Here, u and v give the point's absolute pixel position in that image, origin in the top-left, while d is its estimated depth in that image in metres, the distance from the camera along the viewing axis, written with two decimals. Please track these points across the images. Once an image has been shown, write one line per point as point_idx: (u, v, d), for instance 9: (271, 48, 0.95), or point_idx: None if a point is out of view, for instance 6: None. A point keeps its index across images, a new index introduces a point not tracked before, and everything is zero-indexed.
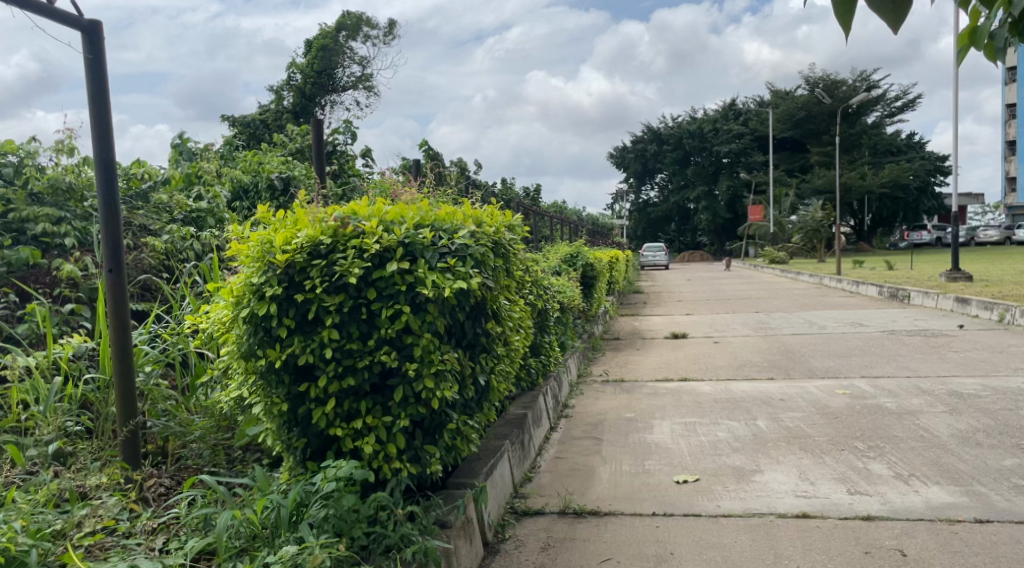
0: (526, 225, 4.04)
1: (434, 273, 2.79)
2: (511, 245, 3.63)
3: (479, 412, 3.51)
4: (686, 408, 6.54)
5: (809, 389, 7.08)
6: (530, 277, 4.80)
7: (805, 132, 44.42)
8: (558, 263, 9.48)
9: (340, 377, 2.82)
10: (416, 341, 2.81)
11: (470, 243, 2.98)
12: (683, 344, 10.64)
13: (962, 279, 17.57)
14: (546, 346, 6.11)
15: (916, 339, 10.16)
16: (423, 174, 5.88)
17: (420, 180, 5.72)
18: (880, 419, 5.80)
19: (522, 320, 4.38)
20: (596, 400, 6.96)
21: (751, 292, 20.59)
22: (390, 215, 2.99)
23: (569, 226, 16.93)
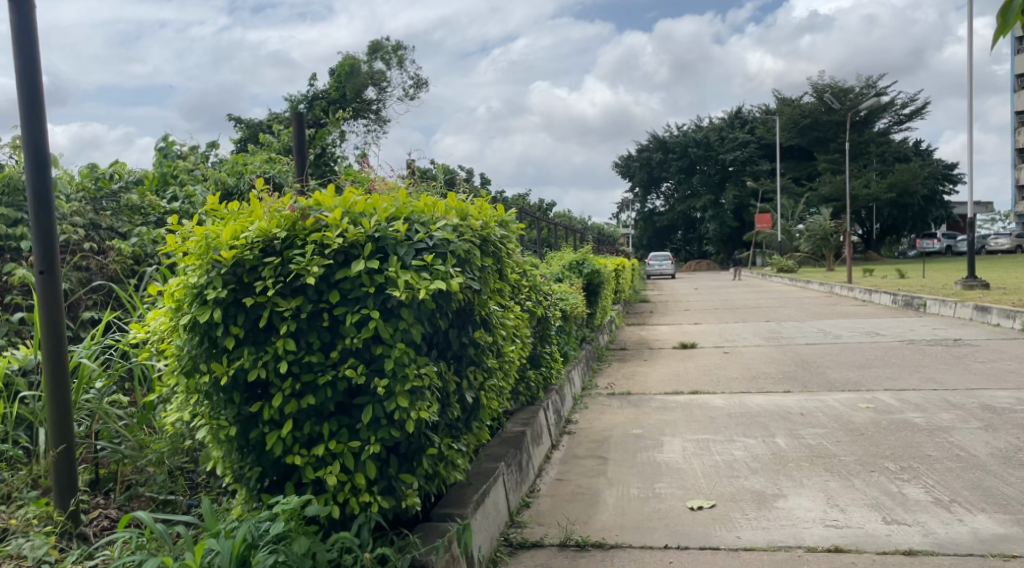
0: (521, 223, 3.63)
1: (407, 272, 2.37)
2: (504, 243, 3.22)
3: (468, 433, 3.09)
4: (697, 423, 6.10)
5: (829, 402, 6.63)
6: (526, 281, 4.39)
7: (812, 140, 43.88)
8: (560, 269, 9.07)
9: (298, 395, 2.40)
10: (388, 352, 2.39)
11: (451, 238, 2.56)
12: (692, 355, 10.19)
13: (978, 287, 17.10)
14: (547, 357, 5.67)
15: (936, 349, 9.68)
16: (413, 173, 5.47)
17: (411, 178, 5.31)
18: (910, 436, 5.34)
19: (518, 328, 3.95)
20: (601, 414, 6.52)
21: (760, 301, 20.11)
22: (358, 206, 2.57)
23: (573, 234, 16.45)
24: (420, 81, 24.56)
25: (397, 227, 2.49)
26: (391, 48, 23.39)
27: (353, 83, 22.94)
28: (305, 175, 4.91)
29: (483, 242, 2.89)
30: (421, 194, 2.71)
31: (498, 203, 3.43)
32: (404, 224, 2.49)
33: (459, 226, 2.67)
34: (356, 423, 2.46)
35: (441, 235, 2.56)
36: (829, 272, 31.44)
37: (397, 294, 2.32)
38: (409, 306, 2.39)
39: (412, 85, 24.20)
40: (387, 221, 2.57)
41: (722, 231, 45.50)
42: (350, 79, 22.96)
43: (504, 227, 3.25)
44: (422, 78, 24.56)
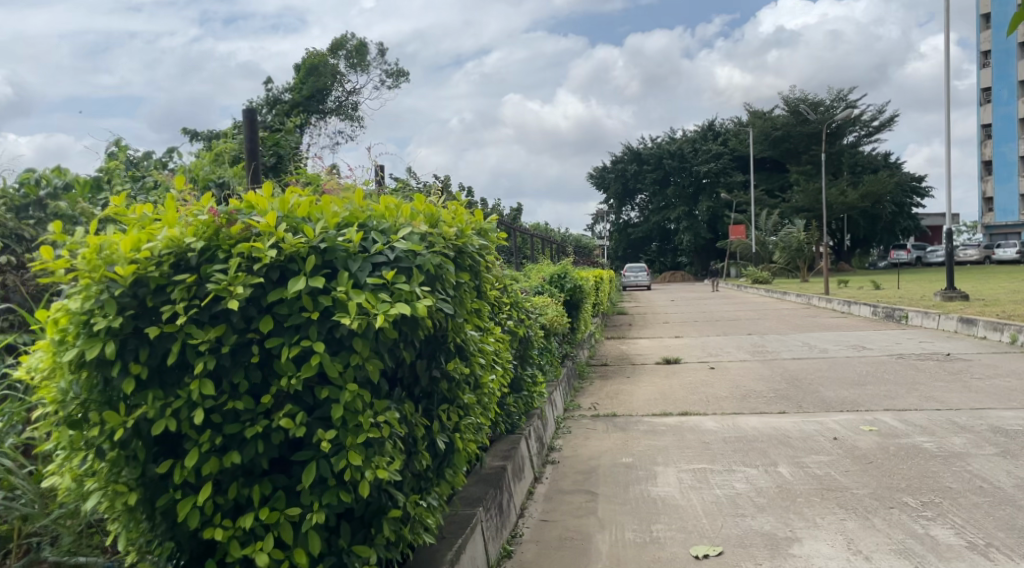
0: (502, 234, 3.12)
1: (361, 294, 1.85)
2: (482, 255, 2.71)
3: (440, 483, 2.57)
4: (691, 449, 5.60)
5: (829, 425, 6.18)
6: (507, 298, 3.89)
7: (784, 152, 43.91)
8: (539, 282, 8.57)
9: (224, 449, 1.88)
10: (338, 395, 1.86)
11: (416, 249, 2.04)
12: (677, 371, 9.73)
13: (958, 298, 16.92)
14: (529, 379, 5.14)
15: (928, 364, 9.31)
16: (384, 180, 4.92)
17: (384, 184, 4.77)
18: (925, 465, 4.90)
19: (497, 351, 3.43)
20: (587, 440, 6.00)
21: (739, 312, 19.77)
22: (300, 209, 2.04)
23: (550, 245, 15.95)
24: (395, 73, 23.48)
25: (349, 233, 1.97)
26: (352, 39, 22.25)
27: (315, 82, 22.08)
28: (258, 175, 4.34)
29: (457, 254, 2.38)
30: (382, 195, 2.19)
31: (476, 209, 2.92)
32: (358, 232, 1.97)
33: (428, 235, 2.15)
34: (297, 485, 1.94)
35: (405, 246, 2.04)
36: (804, 283, 31.32)
37: (348, 321, 1.80)
38: (364, 336, 1.87)
39: (386, 79, 23.09)
40: (338, 228, 2.04)
41: (696, 242, 45.39)
42: (314, 78, 22.07)
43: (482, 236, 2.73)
44: (397, 69, 23.43)
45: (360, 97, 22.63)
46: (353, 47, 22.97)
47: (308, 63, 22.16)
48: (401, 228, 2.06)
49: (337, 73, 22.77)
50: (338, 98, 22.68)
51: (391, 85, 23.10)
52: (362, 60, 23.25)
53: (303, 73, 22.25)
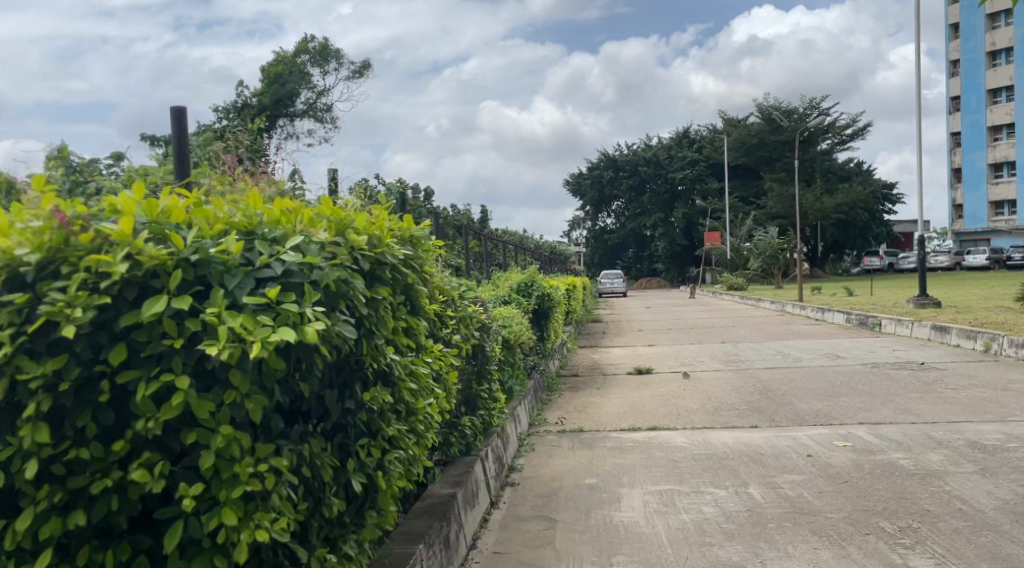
0: (436, 243, 2.87)
1: (238, 317, 1.60)
2: (410, 268, 2.43)
3: (363, 528, 2.25)
4: (658, 468, 5.32)
5: (802, 440, 5.93)
6: (455, 312, 3.60)
7: (758, 159, 44.06)
8: (506, 292, 8.27)
9: (85, 495, 1.70)
10: (208, 440, 1.62)
11: (309, 264, 1.79)
12: (649, 382, 9.45)
13: (931, 304, 16.85)
14: (486, 398, 4.84)
15: (903, 374, 9.12)
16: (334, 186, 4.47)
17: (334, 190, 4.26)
18: (902, 485, 4.66)
19: (439, 373, 3.15)
20: (550, 459, 5.70)
21: (714, 320, 19.57)
22: (173, 215, 1.81)
23: (522, 252, 15.64)
24: (360, 68, 23.07)
25: (227, 245, 1.74)
26: (311, 38, 21.76)
27: (281, 87, 21.75)
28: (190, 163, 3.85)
29: (372, 268, 2.11)
30: (277, 197, 1.96)
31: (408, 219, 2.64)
32: (236, 243, 1.75)
33: (330, 248, 1.89)
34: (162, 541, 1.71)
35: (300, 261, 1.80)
36: (778, 290, 31.34)
37: (215, 350, 1.56)
38: (240, 367, 1.63)
39: (353, 77, 22.72)
40: (216, 239, 1.82)
41: (672, 249, 45.40)
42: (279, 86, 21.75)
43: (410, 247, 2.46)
44: (362, 64, 23.01)
45: (327, 98, 22.28)
46: (316, 47, 22.57)
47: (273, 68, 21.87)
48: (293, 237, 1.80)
49: (303, 73, 22.31)
50: (306, 100, 22.26)
51: (357, 82, 22.69)
52: (327, 59, 22.82)
53: (267, 80, 21.90)
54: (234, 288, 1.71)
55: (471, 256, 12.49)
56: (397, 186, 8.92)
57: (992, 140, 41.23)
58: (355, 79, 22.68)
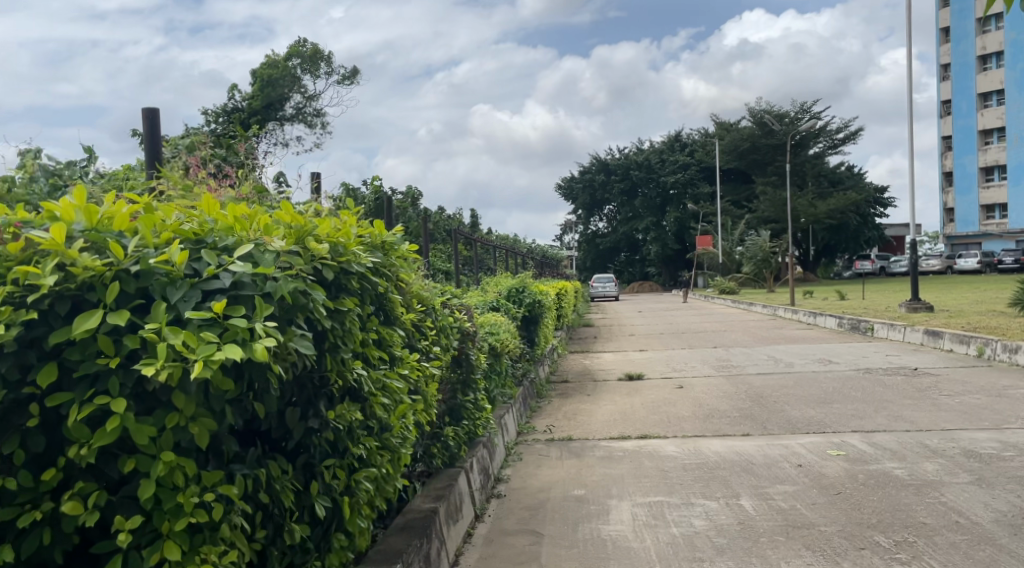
0: (410, 248, 2.78)
1: (179, 333, 1.50)
2: (379, 277, 2.38)
3: (329, 553, 2.13)
4: (648, 479, 5.19)
5: (795, 449, 5.82)
6: (436, 322, 3.47)
7: (750, 163, 44.09)
8: (494, 298, 8.15)
9: (18, 525, 1.65)
10: (149, 467, 1.53)
11: (261, 275, 1.78)
12: (640, 388, 9.33)
13: (922, 309, 16.82)
14: (471, 408, 4.71)
15: (896, 379, 9.03)
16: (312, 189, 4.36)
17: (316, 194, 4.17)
18: (897, 497, 4.54)
19: (417, 386, 3.03)
20: (538, 469, 5.55)
21: (706, 324, 19.46)
22: (116, 221, 1.75)
23: (513, 256, 15.50)
24: (351, 71, 22.90)
25: (169, 253, 1.68)
26: (300, 41, 21.55)
27: (270, 91, 21.57)
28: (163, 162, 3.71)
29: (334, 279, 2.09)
30: (229, 203, 1.95)
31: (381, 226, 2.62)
32: (180, 253, 1.69)
33: (285, 259, 1.89)
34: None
35: (252, 274, 1.78)
36: (770, 294, 31.33)
37: (154, 371, 1.46)
38: (183, 390, 1.53)
39: (343, 81, 22.57)
40: (161, 247, 1.75)
41: (664, 253, 45.39)
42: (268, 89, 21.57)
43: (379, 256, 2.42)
44: (353, 68, 22.83)
45: (317, 102, 22.11)
46: (308, 51, 22.41)
47: (262, 72, 21.68)
48: (242, 246, 1.78)
49: (295, 77, 22.13)
50: (297, 104, 22.08)
51: (347, 86, 22.53)
52: (319, 63, 22.64)
53: (257, 83, 21.71)
54: (178, 301, 1.66)
55: (461, 260, 12.35)
56: (386, 190, 8.79)
57: (982, 145, 41.40)
58: (345, 83, 22.53)
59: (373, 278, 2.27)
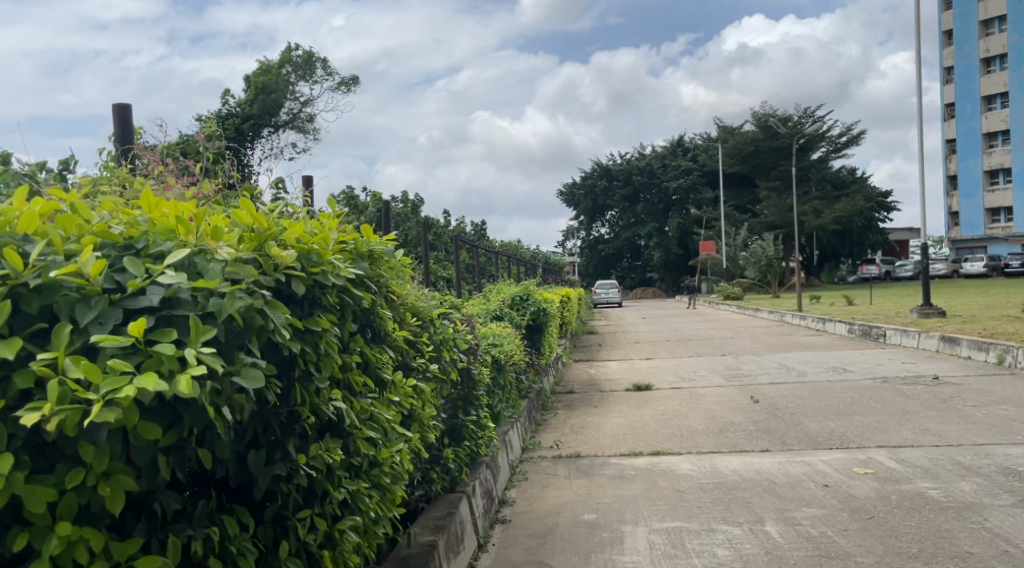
0: (402, 253, 2.44)
1: (74, 375, 1.35)
2: (364, 291, 2.06)
3: None
4: (663, 501, 4.84)
5: (818, 467, 5.46)
6: (435, 338, 3.12)
7: (753, 167, 43.73)
8: (497, 307, 7.81)
9: None
10: (44, 543, 1.36)
11: (204, 291, 1.56)
12: (648, 400, 8.97)
13: (934, 314, 16.43)
14: (474, 427, 4.37)
15: (916, 389, 8.66)
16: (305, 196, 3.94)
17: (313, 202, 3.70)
18: (937, 523, 4.18)
19: (411, 412, 2.68)
20: (545, 491, 5.19)
21: (712, 331, 19.05)
22: (23, 224, 1.53)
23: (516, 262, 15.11)
24: (348, 78, 22.61)
25: (80, 263, 1.47)
26: (294, 45, 21.21)
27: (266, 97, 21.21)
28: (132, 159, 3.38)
29: (304, 294, 1.80)
30: (161, 199, 1.73)
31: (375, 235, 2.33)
32: (94, 263, 1.48)
33: (235, 271, 1.64)
34: None
35: (193, 288, 1.56)
36: (776, 299, 30.89)
37: (47, 416, 1.31)
38: (91, 439, 1.36)
39: (339, 87, 22.26)
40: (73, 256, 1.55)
41: (667, 259, 45.00)
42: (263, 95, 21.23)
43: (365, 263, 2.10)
44: (349, 74, 22.54)
45: (313, 108, 21.77)
46: (302, 56, 22.10)
47: (257, 77, 21.36)
48: (176, 254, 1.55)
49: (289, 84, 21.83)
50: (291, 110, 21.82)
51: (343, 92, 22.20)
52: (313, 69, 22.36)
53: (251, 89, 21.36)
54: (90, 323, 1.46)
55: (462, 268, 12.00)
56: (384, 196, 8.47)
57: (987, 148, 41.07)
58: (341, 88, 22.20)
59: (356, 292, 1.96)
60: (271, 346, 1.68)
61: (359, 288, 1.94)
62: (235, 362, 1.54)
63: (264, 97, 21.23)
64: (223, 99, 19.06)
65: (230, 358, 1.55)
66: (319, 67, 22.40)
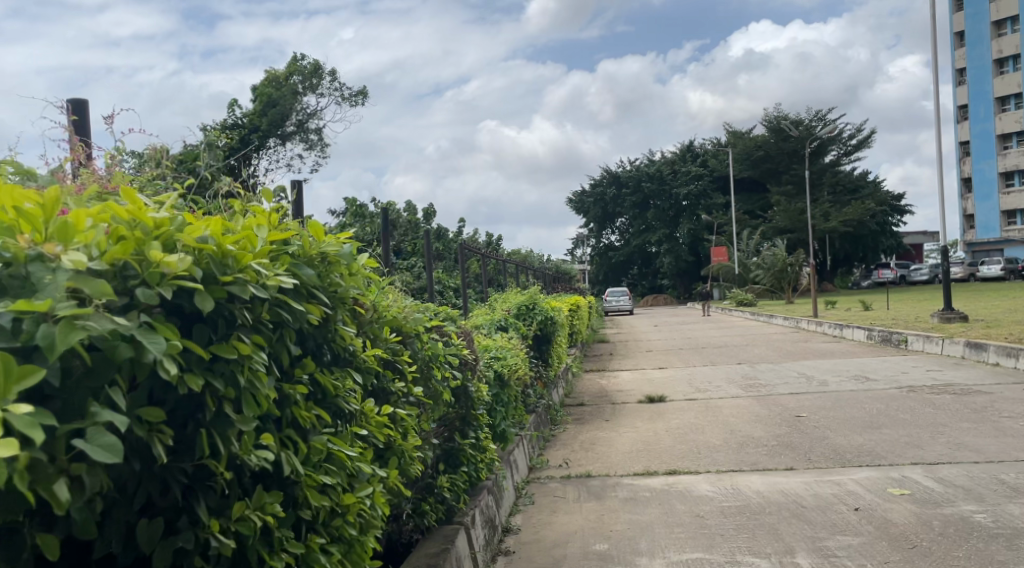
0: (371, 260, 2.09)
1: None
2: (313, 303, 1.75)
3: None
4: (681, 529, 4.42)
5: (849, 487, 5.03)
6: (422, 360, 2.74)
7: (764, 172, 43.29)
8: (502, 317, 7.43)
9: None
10: None
11: (33, 315, 1.25)
12: (663, 412, 8.55)
13: (956, 319, 15.93)
14: (472, 450, 3.97)
15: (946, 398, 8.21)
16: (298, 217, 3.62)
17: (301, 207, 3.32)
18: (989, 554, 3.75)
19: (387, 444, 2.29)
20: (553, 517, 4.80)
21: (727, 339, 18.55)
22: None
23: (525, 270, 14.71)
24: (356, 87, 22.34)
25: None
26: (300, 54, 20.89)
27: (271, 107, 20.95)
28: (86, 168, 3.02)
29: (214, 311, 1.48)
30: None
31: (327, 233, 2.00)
32: None
33: (77, 284, 1.31)
34: None
35: (18, 312, 1.27)
36: (788, 305, 30.38)
37: None
38: None
39: (346, 97, 21.99)
40: None
41: (678, 266, 44.57)
42: (268, 105, 20.91)
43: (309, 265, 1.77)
44: (357, 83, 22.26)
45: (320, 119, 21.46)
46: (309, 66, 21.81)
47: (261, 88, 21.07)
48: None
49: (296, 94, 21.56)
50: (298, 121, 21.55)
51: (350, 101, 21.91)
52: (319, 78, 22.07)
53: (256, 99, 21.07)
54: None
55: (469, 277, 11.61)
56: (385, 204, 8.15)
57: (1001, 149, 40.42)
58: (347, 97, 21.91)
59: (295, 305, 1.65)
60: (161, 387, 1.43)
61: (296, 300, 1.63)
62: (86, 418, 1.27)
63: (270, 108, 20.95)
64: (228, 108, 18.75)
65: (77, 407, 1.29)
66: (326, 76, 22.09)
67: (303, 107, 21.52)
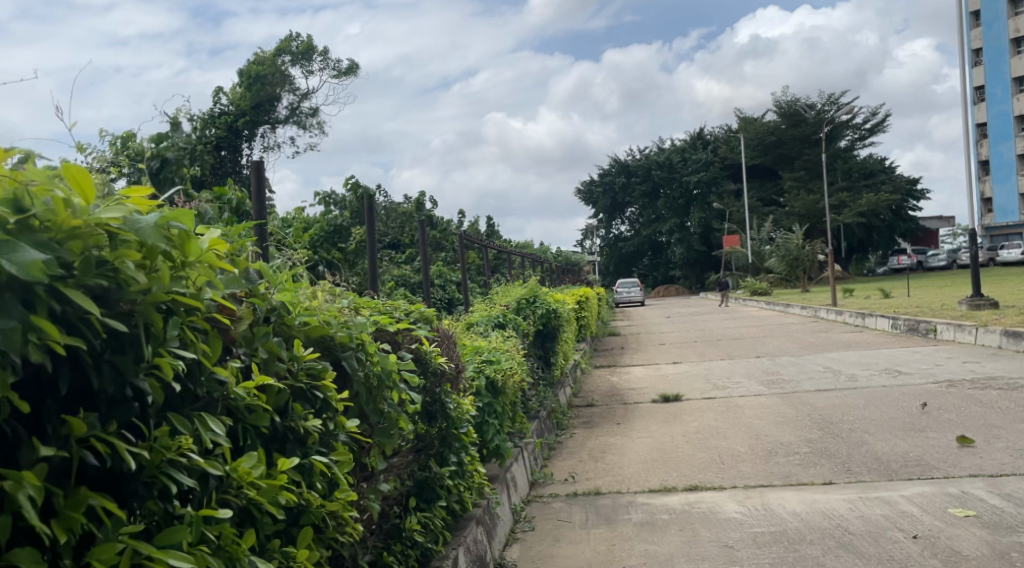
0: (217, 244, 1.44)
1: None
2: (41, 317, 1.14)
3: None
4: (708, 565, 3.69)
5: (902, 507, 4.29)
6: (375, 378, 2.07)
7: (777, 158, 42.36)
8: (500, 313, 6.65)
9: None
10: None
11: None
12: (678, 413, 7.83)
13: (985, 306, 15.10)
14: (454, 480, 3.28)
15: (991, 394, 7.45)
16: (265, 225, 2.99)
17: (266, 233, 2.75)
18: None
19: (299, 504, 1.64)
20: (556, 548, 4.09)
21: (744, 330, 17.73)
22: None
23: (531, 262, 13.94)
24: (348, 66, 21.61)
25: None
26: (289, 32, 20.11)
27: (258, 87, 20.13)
28: None
29: None
30: None
31: (130, 191, 1.39)
32: None
33: None
34: None
35: None
36: (805, 293, 29.53)
37: None
38: None
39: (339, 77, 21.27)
40: None
41: (689, 255, 43.71)
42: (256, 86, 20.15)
43: (53, 247, 1.17)
44: (349, 60, 21.45)
45: (310, 98, 20.65)
46: (300, 46, 21.26)
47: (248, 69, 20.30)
48: None
49: (286, 75, 20.81)
50: (290, 104, 20.81)
51: (342, 79, 21.15)
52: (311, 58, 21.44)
53: (243, 81, 20.25)
54: None
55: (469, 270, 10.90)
56: (371, 191, 7.54)
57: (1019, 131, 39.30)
58: (340, 75, 21.15)
59: None
60: None
61: None
62: None
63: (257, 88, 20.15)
64: (216, 98, 18.06)
65: None
66: (317, 54, 21.34)
67: (293, 93, 20.83)
